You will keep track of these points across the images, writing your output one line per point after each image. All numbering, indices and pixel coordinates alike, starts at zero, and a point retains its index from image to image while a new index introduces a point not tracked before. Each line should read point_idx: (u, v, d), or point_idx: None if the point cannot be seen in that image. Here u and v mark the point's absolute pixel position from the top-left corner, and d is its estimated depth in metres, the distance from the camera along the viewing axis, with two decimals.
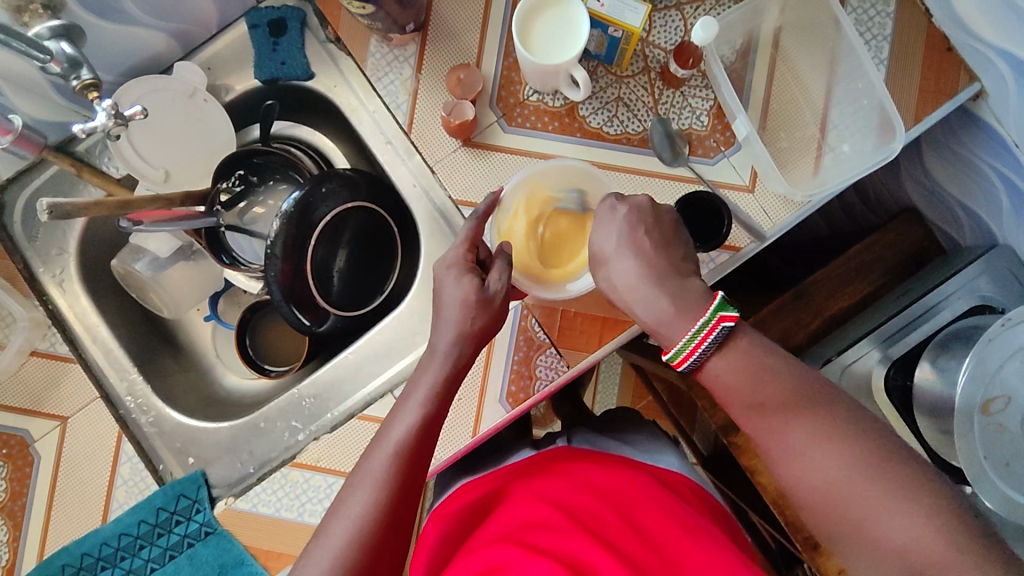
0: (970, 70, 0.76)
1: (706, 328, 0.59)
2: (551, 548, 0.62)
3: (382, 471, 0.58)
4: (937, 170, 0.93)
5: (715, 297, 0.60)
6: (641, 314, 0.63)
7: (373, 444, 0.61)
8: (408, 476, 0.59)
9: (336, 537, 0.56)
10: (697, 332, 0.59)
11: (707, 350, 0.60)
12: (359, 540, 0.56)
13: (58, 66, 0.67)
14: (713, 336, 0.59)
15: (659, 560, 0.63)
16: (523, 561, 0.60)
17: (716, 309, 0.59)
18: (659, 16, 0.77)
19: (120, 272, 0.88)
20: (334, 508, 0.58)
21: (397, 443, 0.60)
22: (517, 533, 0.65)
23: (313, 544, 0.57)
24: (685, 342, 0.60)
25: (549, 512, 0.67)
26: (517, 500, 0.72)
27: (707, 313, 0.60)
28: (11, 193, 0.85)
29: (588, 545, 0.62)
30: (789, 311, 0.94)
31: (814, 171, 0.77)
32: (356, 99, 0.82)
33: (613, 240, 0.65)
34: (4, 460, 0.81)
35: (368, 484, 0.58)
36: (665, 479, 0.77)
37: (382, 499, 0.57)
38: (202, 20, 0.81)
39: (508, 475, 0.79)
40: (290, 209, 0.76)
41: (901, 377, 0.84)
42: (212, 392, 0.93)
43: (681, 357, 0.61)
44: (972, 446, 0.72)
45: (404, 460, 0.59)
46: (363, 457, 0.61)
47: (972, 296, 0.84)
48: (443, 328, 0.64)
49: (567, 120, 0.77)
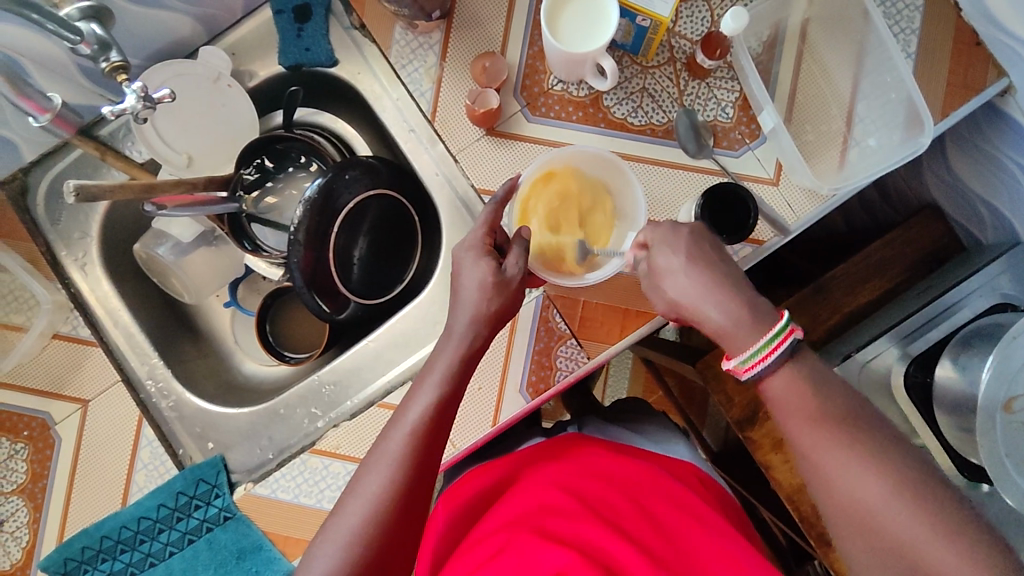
0: (998, 65, 0.75)
1: (775, 341, 0.59)
2: (567, 535, 0.62)
3: (397, 451, 0.59)
4: (961, 167, 0.94)
5: (784, 313, 0.60)
6: (715, 318, 0.62)
7: (388, 425, 0.61)
8: (422, 457, 0.59)
9: (351, 516, 0.57)
10: (770, 340, 0.59)
11: (772, 364, 0.59)
12: (374, 519, 0.56)
13: (88, 48, 0.65)
14: (781, 349, 0.58)
15: (679, 553, 0.63)
16: (537, 548, 0.59)
17: (787, 323, 0.59)
18: (685, 6, 0.77)
19: (141, 256, 0.88)
20: (348, 487, 0.59)
21: (412, 423, 0.60)
22: (533, 518, 0.65)
23: (327, 522, 0.58)
24: (754, 352, 0.59)
25: (562, 497, 0.67)
26: (530, 484, 0.72)
27: (777, 326, 0.59)
28: (35, 176, 0.85)
29: (601, 531, 0.62)
30: (807, 307, 0.94)
31: (839, 165, 0.76)
32: (380, 86, 0.82)
33: (673, 247, 0.66)
34: (25, 442, 0.82)
35: (383, 464, 0.58)
36: (680, 469, 0.77)
37: (396, 477, 0.58)
38: (226, 6, 0.80)
39: (521, 459, 0.80)
40: (312, 196, 0.76)
41: (920, 374, 0.83)
42: (230, 378, 0.94)
43: (746, 365, 0.60)
44: (994, 442, 0.72)
45: (419, 441, 0.59)
46: (379, 438, 0.61)
47: (994, 294, 0.84)
48: (460, 311, 0.64)
49: (592, 110, 0.76)
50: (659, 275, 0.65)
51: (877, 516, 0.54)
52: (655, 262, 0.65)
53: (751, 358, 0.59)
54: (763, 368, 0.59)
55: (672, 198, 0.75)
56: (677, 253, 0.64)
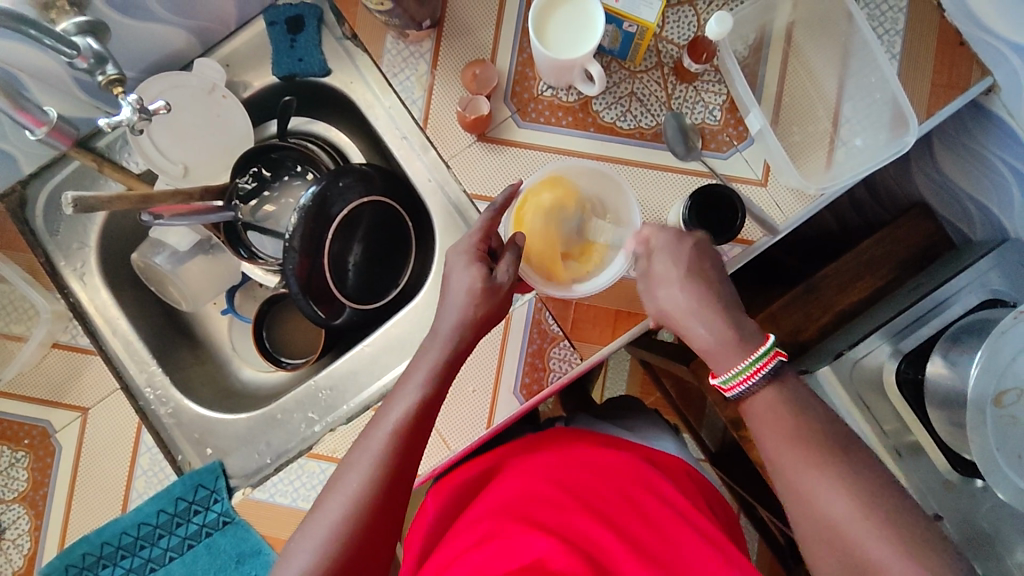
0: (982, 64, 0.77)
1: (760, 361, 0.63)
2: (551, 524, 0.63)
3: (380, 448, 0.60)
4: (949, 165, 0.96)
5: (770, 336, 0.64)
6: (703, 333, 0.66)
7: (372, 424, 0.62)
8: (404, 456, 0.60)
9: (332, 512, 0.58)
10: (752, 363, 0.63)
11: (762, 380, 0.63)
12: (355, 515, 0.57)
13: (84, 62, 0.67)
14: (767, 368, 0.63)
15: (667, 545, 0.64)
16: (520, 537, 0.61)
17: (772, 345, 0.64)
18: (671, 12, 0.78)
19: (140, 266, 0.89)
20: (331, 483, 0.60)
21: (395, 422, 0.61)
22: (517, 510, 0.66)
23: (309, 518, 0.59)
24: (744, 367, 0.63)
25: (547, 490, 0.68)
26: (513, 476, 0.73)
27: (764, 347, 0.64)
28: (33, 188, 0.86)
29: (584, 523, 0.64)
30: (799, 305, 0.96)
31: (826, 165, 0.77)
32: (372, 95, 0.83)
33: (675, 251, 0.68)
34: (25, 451, 0.83)
35: (365, 462, 0.59)
36: (668, 461, 0.77)
37: (378, 475, 0.59)
38: (220, 18, 0.82)
39: (507, 453, 0.81)
40: (307, 204, 0.78)
41: (912, 371, 0.83)
42: (228, 384, 0.95)
43: (735, 381, 0.64)
44: (985, 438, 0.72)
45: (403, 440, 0.60)
46: (362, 436, 0.62)
47: (984, 290, 0.85)
48: (447, 312, 0.65)
49: (581, 115, 0.77)
50: (653, 284, 0.69)
51: (848, 512, 0.56)
52: (651, 269, 0.69)
53: (742, 373, 0.63)
54: (751, 384, 0.63)
55: (662, 200, 0.76)
56: (674, 263, 0.68)
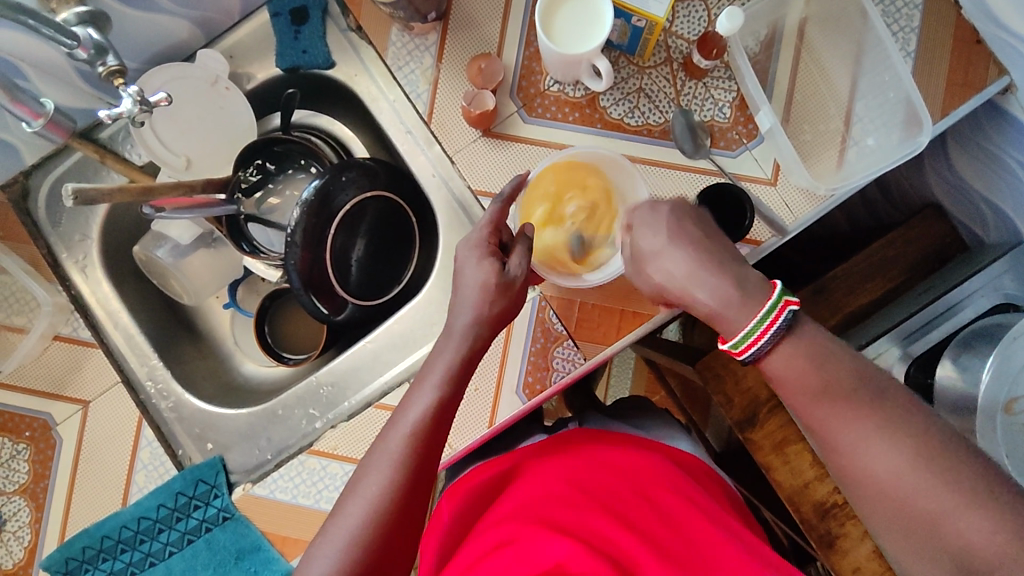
0: (999, 64, 0.74)
1: (772, 313, 0.57)
2: (571, 527, 0.61)
3: (397, 451, 0.59)
4: (965, 169, 0.92)
5: (777, 286, 0.59)
6: (703, 299, 0.61)
7: (388, 425, 0.61)
8: (421, 459, 0.59)
9: (351, 516, 0.57)
10: (761, 322, 0.57)
11: (776, 335, 0.57)
12: (374, 520, 0.56)
13: (85, 53, 0.66)
14: (781, 321, 0.57)
15: (681, 540, 0.62)
16: (539, 541, 0.59)
17: (780, 295, 0.58)
18: (682, 6, 0.77)
19: (141, 259, 0.88)
20: (350, 487, 0.59)
21: (411, 424, 0.60)
22: (538, 514, 0.64)
23: (328, 522, 0.58)
24: (753, 327, 0.58)
25: (566, 493, 0.66)
26: (532, 479, 0.71)
27: (772, 299, 0.58)
28: (36, 178, 0.85)
29: (604, 525, 0.62)
30: (809, 308, 0.90)
31: (837, 164, 0.76)
32: (376, 88, 0.82)
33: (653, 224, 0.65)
34: (27, 443, 0.83)
35: (382, 464, 0.58)
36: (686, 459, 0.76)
37: (396, 479, 0.57)
38: (223, 8, 0.81)
39: (526, 453, 0.80)
40: (309, 198, 0.76)
41: (924, 376, 0.86)
42: (230, 379, 0.94)
43: (745, 345, 0.58)
44: (995, 444, 0.71)
45: (419, 442, 0.59)
46: (378, 438, 0.61)
47: (997, 294, 0.88)
48: (461, 309, 0.64)
49: (588, 111, 0.76)
50: (644, 260, 0.65)
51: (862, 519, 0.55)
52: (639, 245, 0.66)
53: (754, 330, 0.57)
54: (765, 343, 0.57)
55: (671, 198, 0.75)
56: (656, 234, 0.65)
